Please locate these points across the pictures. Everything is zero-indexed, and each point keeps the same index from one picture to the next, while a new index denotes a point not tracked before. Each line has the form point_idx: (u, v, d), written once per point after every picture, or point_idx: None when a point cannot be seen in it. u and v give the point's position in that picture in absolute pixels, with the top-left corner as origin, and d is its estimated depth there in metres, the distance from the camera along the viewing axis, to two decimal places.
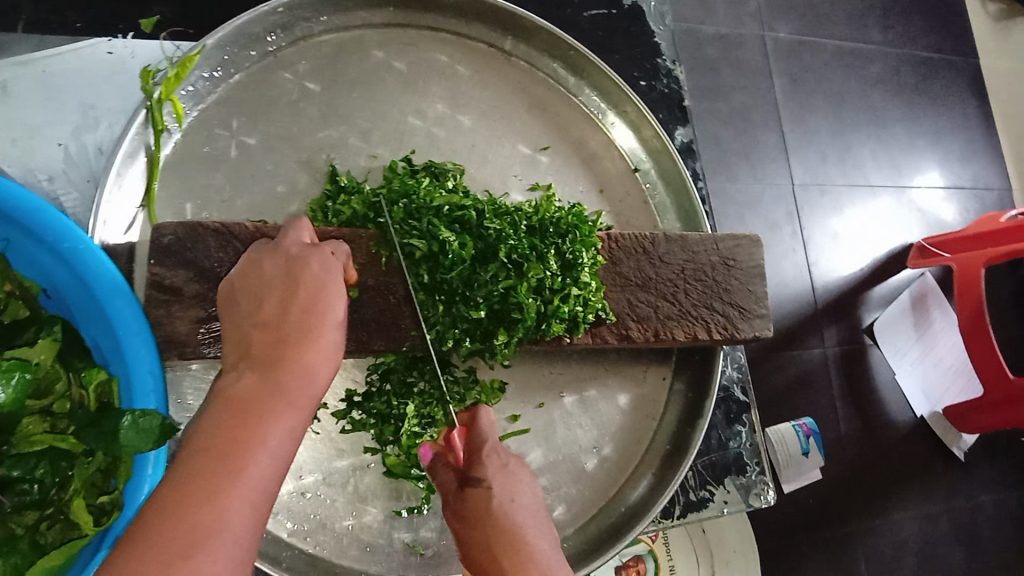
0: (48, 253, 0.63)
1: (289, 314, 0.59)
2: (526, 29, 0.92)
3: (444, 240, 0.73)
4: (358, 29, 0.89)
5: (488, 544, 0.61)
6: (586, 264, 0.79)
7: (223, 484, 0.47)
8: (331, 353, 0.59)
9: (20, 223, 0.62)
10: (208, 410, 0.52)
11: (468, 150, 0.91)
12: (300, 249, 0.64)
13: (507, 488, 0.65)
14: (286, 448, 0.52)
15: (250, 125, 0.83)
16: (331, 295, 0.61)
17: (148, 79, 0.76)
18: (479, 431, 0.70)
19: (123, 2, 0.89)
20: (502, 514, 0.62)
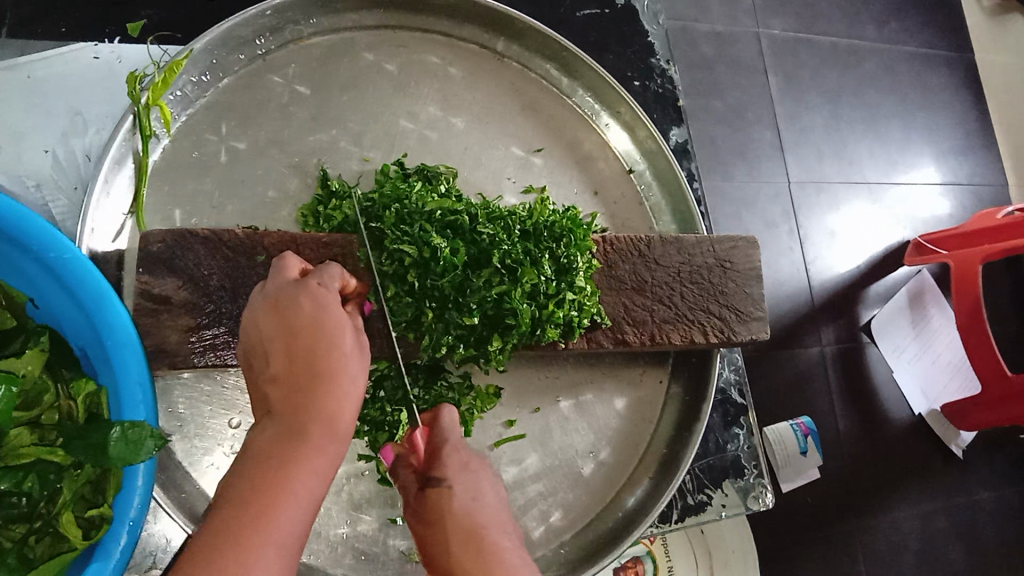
0: (34, 262, 0.62)
1: (299, 361, 0.59)
2: (518, 29, 0.91)
3: (435, 246, 0.72)
4: (348, 31, 0.88)
5: (448, 545, 0.60)
6: (580, 268, 0.79)
7: (249, 536, 0.49)
8: (353, 393, 0.59)
9: (4, 232, 0.61)
10: (239, 464, 0.55)
11: (461, 153, 0.90)
12: (293, 289, 0.62)
13: (470, 489, 0.65)
14: (315, 488, 0.55)
15: (239, 130, 0.82)
16: (340, 331, 0.61)
17: (135, 84, 0.74)
18: (440, 429, 0.70)
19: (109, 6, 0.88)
20: (464, 515, 0.62)
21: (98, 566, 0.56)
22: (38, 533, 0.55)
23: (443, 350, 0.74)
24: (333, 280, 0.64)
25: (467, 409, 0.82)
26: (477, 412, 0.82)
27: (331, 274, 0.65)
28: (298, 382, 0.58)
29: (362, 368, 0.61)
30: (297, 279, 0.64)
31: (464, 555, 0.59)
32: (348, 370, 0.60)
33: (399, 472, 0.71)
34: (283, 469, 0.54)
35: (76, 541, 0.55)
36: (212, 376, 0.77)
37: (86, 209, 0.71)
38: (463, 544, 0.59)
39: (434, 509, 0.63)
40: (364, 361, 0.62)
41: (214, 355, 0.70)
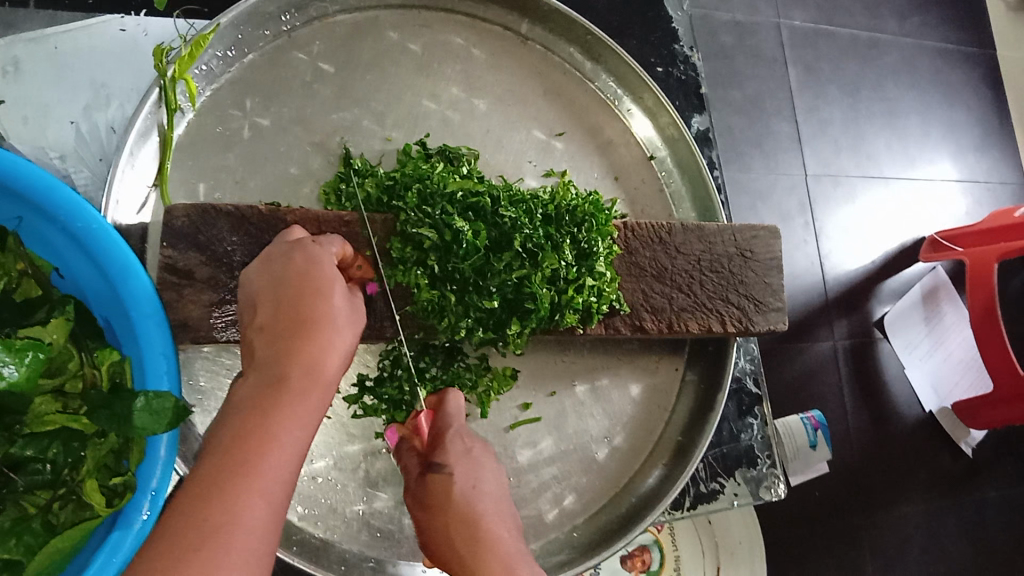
0: (60, 232, 0.63)
1: (286, 307, 0.61)
2: (542, 12, 0.91)
3: (458, 229, 0.72)
4: (372, 10, 0.88)
5: (445, 527, 0.66)
6: (601, 254, 0.79)
7: (238, 484, 0.50)
8: (339, 344, 0.61)
9: (31, 201, 0.61)
10: (226, 416, 0.56)
11: (483, 135, 0.90)
12: (286, 245, 0.65)
13: (473, 482, 0.69)
14: (296, 438, 0.55)
15: (262, 105, 0.82)
16: (329, 285, 0.63)
17: (161, 57, 0.74)
18: (445, 414, 0.74)
19: None
20: (466, 500, 0.67)
21: (121, 534, 0.56)
22: (61, 500, 0.56)
23: (464, 332, 0.74)
24: (331, 244, 0.68)
25: (484, 390, 0.82)
26: (494, 394, 0.82)
27: (329, 240, 0.68)
28: (285, 333, 0.60)
29: (350, 323, 0.63)
30: (292, 239, 0.66)
31: (468, 544, 0.64)
32: (333, 325, 0.62)
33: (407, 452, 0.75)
34: (268, 417, 0.55)
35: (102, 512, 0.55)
36: (232, 350, 0.77)
37: (114, 181, 0.71)
38: (459, 528, 0.65)
39: (437, 494, 0.68)
40: (352, 319, 0.64)
41: (236, 330, 0.70)
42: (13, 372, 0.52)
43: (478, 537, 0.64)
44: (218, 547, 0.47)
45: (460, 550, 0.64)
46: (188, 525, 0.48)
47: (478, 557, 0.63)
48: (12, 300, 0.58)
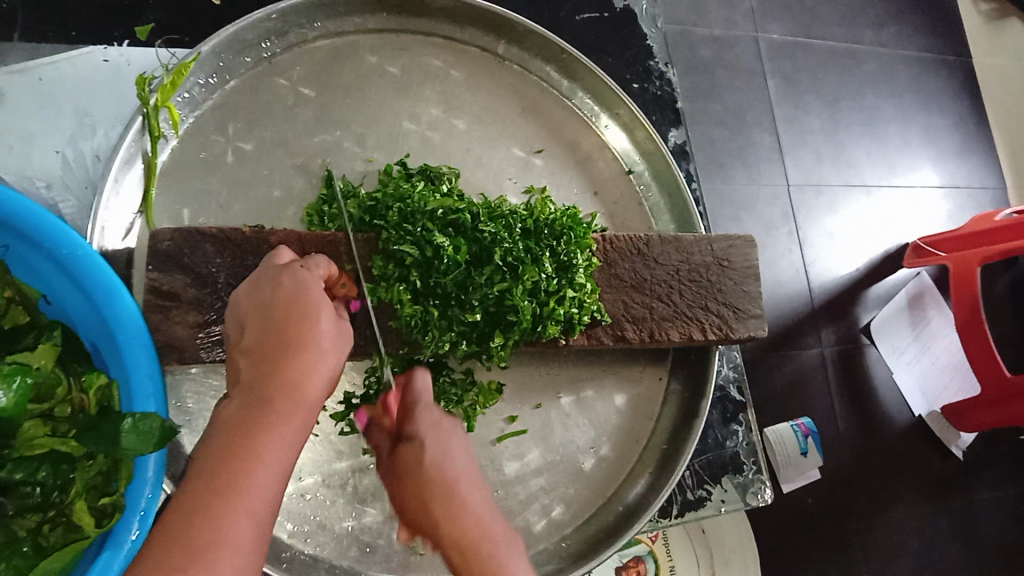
0: (47, 260, 0.64)
1: (272, 331, 0.63)
2: (519, 33, 0.93)
3: (438, 245, 0.74)
4: (351, 34, 0.90)
5: (420, 503, 0.63)
6: (580, 265, 0.80)
7: (222, 504, 0.51)
8: (322, 366, 0.62)
9: (17, 230, 0.63)
10: (211, 435, 0.57)
11: (463, 153, 0.92)
12: (274, 271, 0.67)
13: (445, 450, 0.67)
14: (280, 457, 0.56)
15: (245, 130, 0.84)
16: (314, 310, 0.64)
17: (143, 87, 0.74)
18: (411, 391, 0.74)
19: (120, 12, 0.90)
20: (441, 466, 0.65)
21: (110, 555, 0.57)
22: (51, 521, 0.57)
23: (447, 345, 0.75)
24: (316, 267, 0.69)
25: (470, 404, 0.83)
26: (480, 408, 0.84)
27: (315, 262, 0.70)
28: (269, 355, 0.61)
29: (334, 345, 0.64)
30: (279, 265, 0.68)
31: (445, 514, 0.61)
32: (317, 347, 0.62)
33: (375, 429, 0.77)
34: (252, 436, 0.56)
35: (91, 531, 0.57)
36: (219, 371, 0.78)
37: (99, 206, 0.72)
38: (435, 495, 0.63)
39: (410, 468, 0.66)
40: (336, 342, 0.65)
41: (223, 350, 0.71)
42: (2, 398, 0.52)
43: (454, 504, 0.62)
44: (203, 565, 0.48)
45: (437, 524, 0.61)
46: (172, 545, 0.49)
47: (455, 523, 0.61)
48: (0, 328, 0.60)
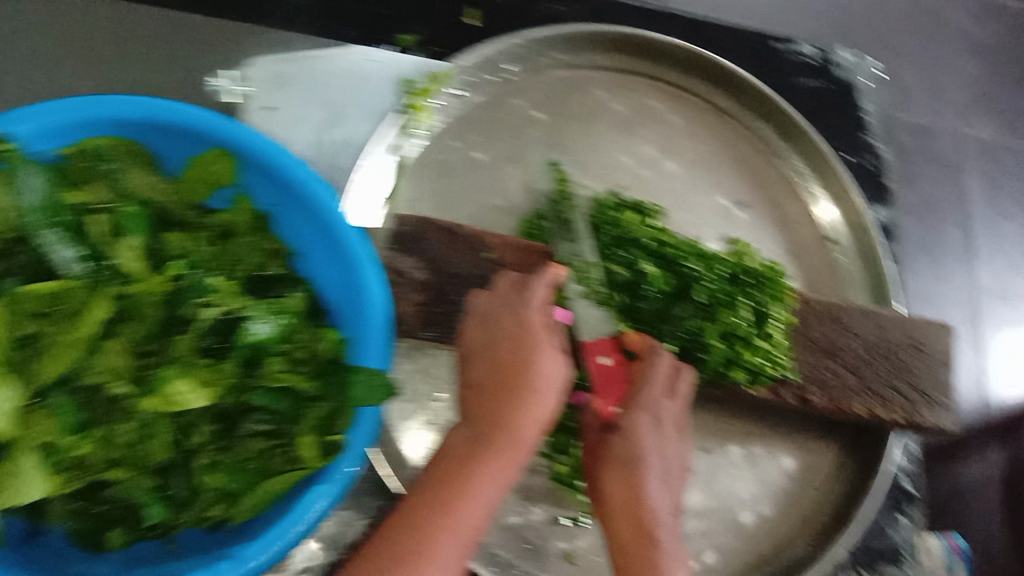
0: (309, 222, 0.72)
1: (499, 369, 0.68)
2: (743, 90, 0.94)
3: (645, 273, 0.78)
4: (585, 69, 0.92)
5: (615, 485, 0.71)
6: (777, 318, 0.81)
7: (440, 535, 0.60)
8: (541, 407, 0.67)
9: (291, 192, 0.71)
10: (435, 463, 0.65)
11: (671, 194, 0.90)
12: (506, 301, 0.72)
13: (656, 445, 0.73)
14: (492, 494, 0.63)
15: (476, 141, 0.87)
16: (536, 355, 0.69)
17: (404, 87, 0.83)
18: (642, 368, 0.74)
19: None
20: (638, 462, 0.72)
21: (321, 488, 0.64)
22: (275, 451, 0.66)
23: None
24: (540, 295, 0.72)
25: None
26: None
27: (541, 285, 0.73)
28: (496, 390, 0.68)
29: (556, 387, 0.69)
30: (513, 292, 0.73)
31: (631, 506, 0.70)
32: (539, 389, 0.68)
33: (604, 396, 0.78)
34: (473, 472, 0.63)
35: (311, 465, 0.64)
36: (423, 350, 0.81)
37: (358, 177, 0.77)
38: (626, 488, 0.71)
39: (618, 449, 0.72)
40: (557, 383, 0.69)
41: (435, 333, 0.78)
42: (257, 326, 0.65)
43: (640, 491, 0.70)
44: None
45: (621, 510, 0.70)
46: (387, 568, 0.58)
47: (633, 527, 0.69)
48: (266, 274, 0.71)
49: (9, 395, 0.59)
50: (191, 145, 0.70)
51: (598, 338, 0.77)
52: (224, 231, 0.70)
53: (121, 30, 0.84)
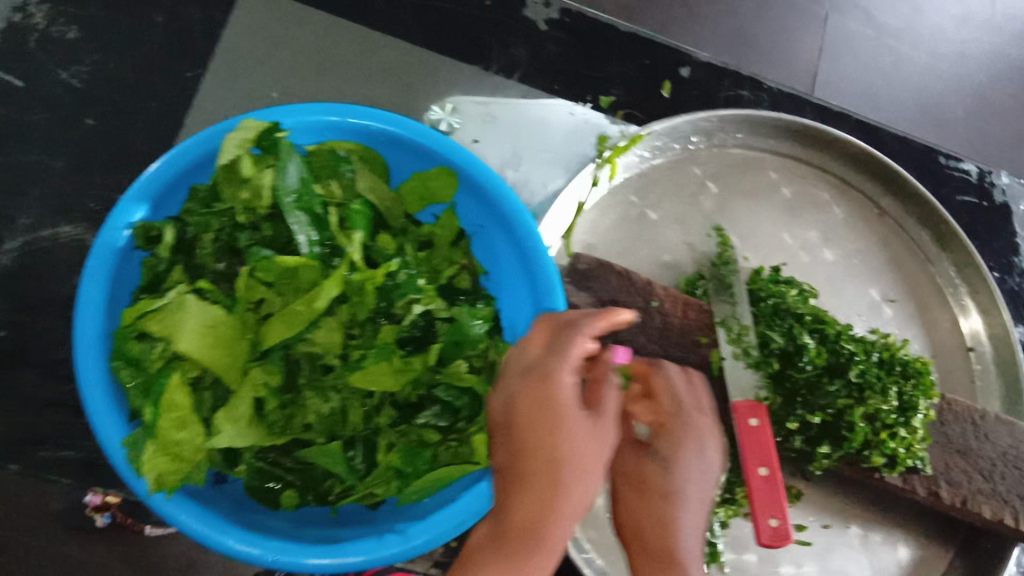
0: (508, 245, 0.79)
1: (526, 408, 0.66)
2: (908, 195, 0.98)
3: (803, 344, 0.82)
4: (762, 151, 0.98)
5: (656, 520, 0.74)
6: (920, 411, 0.84)
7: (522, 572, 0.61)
8: (582, 437, 0.66)
9: (498, 219, 0.79)
10: (502, 509, 0.65)
11: (825, 280, 0.96)
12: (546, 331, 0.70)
13: (689, 478, 0.75)
14: (558, 530, 0.63)
15: (654, 201, 0.93)
16: (552, 383, 0.67)
17: (603, 142, 0.90)
18: (753, 438, 0.79)
19: (568, 53, 0.96)
20: (676, 494, 0.74)
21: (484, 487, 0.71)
22: (445, 443, 0.74)
23: (792, 423, 0.82)
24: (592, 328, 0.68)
25: None
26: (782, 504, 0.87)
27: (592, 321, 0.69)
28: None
29: (591, 415, 0.68)
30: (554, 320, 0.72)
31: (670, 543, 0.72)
32: (584, 420, 0.67)
33: (744, 451, 0.80)
34: (542, 510, 0.64)
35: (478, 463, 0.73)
36: None
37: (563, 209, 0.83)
38: (661, 522, 0.74)
39: (658, 481, 0.76)
40: (590, 410, 0.69)
41: None
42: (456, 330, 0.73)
43: (670, 528, 0.73)
44: None
45: (659, 543, 0.72)
46: None
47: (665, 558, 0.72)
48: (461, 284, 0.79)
49: (240, 350, 0.69)
50: (421, 164, 0.79)
51: (749, 398, 0.81)
52: (428, 242, 0.79)
53: (358, 47, 0.91)
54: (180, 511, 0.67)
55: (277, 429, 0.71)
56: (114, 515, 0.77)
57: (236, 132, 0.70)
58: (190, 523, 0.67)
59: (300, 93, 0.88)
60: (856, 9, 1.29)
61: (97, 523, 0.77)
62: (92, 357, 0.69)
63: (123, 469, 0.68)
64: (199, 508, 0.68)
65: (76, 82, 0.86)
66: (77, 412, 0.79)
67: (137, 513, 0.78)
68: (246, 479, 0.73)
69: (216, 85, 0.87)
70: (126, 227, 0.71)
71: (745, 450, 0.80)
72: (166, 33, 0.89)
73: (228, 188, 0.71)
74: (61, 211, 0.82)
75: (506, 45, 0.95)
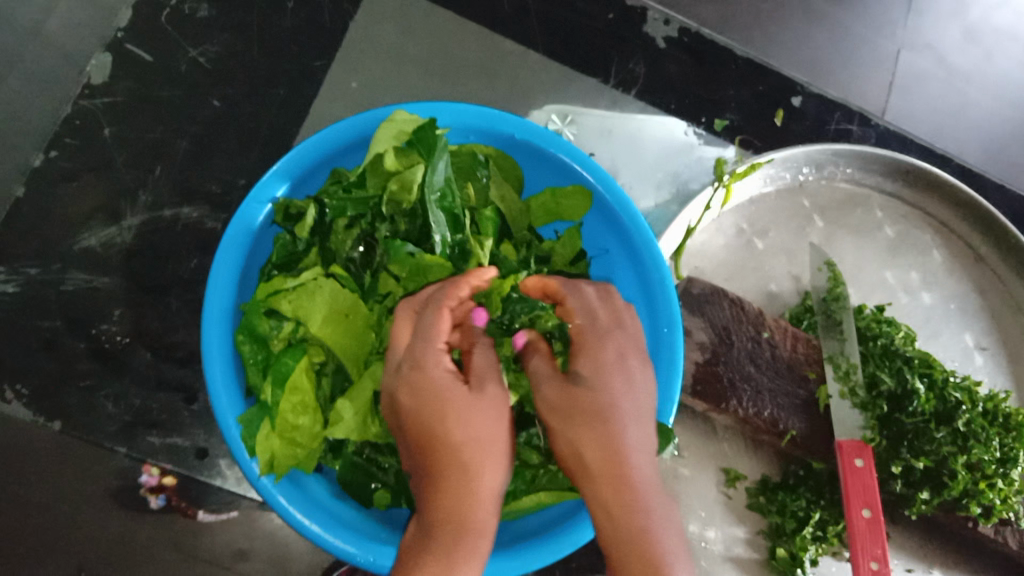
0: (633, 273, 0.77)
1: (416, 392, 0.56)
2: (1011, 247, 0.95)
3: (913, 388, 0.82)
4: (869, 189, 0.98)
5: (581, 443, 0.56)
6: (1020, 464, 0.82)
7: (454, 565, 0.51)
8: (474, 415, 0.56)
9: (627, 243, 0.77)
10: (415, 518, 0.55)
11: (921, 322, 0.95)
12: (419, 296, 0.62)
13: (623, 388, 0.58)
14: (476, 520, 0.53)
15: (763, 229, 0.93)
16: (413, 348, 0.58)
17: (722, 166, 0.86)
18: (851, 474, 0.78)
19: (693, 80, 0.99)
20: (616, 415, 0.57)
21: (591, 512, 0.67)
22: (547, 468, 0.71)
23: (898, 466, 0.81)
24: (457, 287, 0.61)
25: None
26: None
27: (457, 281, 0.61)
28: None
29: (476, 384, 0.58)
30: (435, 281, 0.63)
31: (611, 464, 0.55)
32: (474, 393, 0.57)
33: (845, 491, 0.79)
34: (460, 496, 0.53)
35: (585, 493, 0.69)
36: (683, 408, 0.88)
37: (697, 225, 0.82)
38: (603, 450, 0.55)
39: (578, 398, 0.57)
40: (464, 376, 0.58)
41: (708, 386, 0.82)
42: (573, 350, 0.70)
43: (613, 459, 0.55)
44: None
45: (598, 469, 0.55)
46: None
47: (624, 493, 0.54)
48: None
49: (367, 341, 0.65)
50: (557, 179, 0.79)
51: (855, 438, 0.80)
52: (546, 257, 0.76)
53: (491, 59, 0.96)
54: (285, 499, 0.62)
55: (389, 427, 0.65)
56: (169, 498, 0.79)
57: (392, 123, 0.69)
58: (293, 514, 0.62)
59: (433, 94, 0.94)
60: (928, 48, 1.13)
61: (153, 504, 0.79)
62: (217, 330, 0.64)
63: (233, 447, 0.62)
64: (303, 499, 0.63)
65: (202, 61, 0.90)
66: (189, 400, 0.81)
67: (188, 496, 0.79)
68: (342, 473, 0.68)
69: (350, 84, 0.92)
70: (269, 201, 0.69)
71: (848, 492, 0.78)
72: (294, 20, 0.93)
73: (374, 181, 0.70)
74: (186, 192, 0.86)
75: (626, 60, 0.98)
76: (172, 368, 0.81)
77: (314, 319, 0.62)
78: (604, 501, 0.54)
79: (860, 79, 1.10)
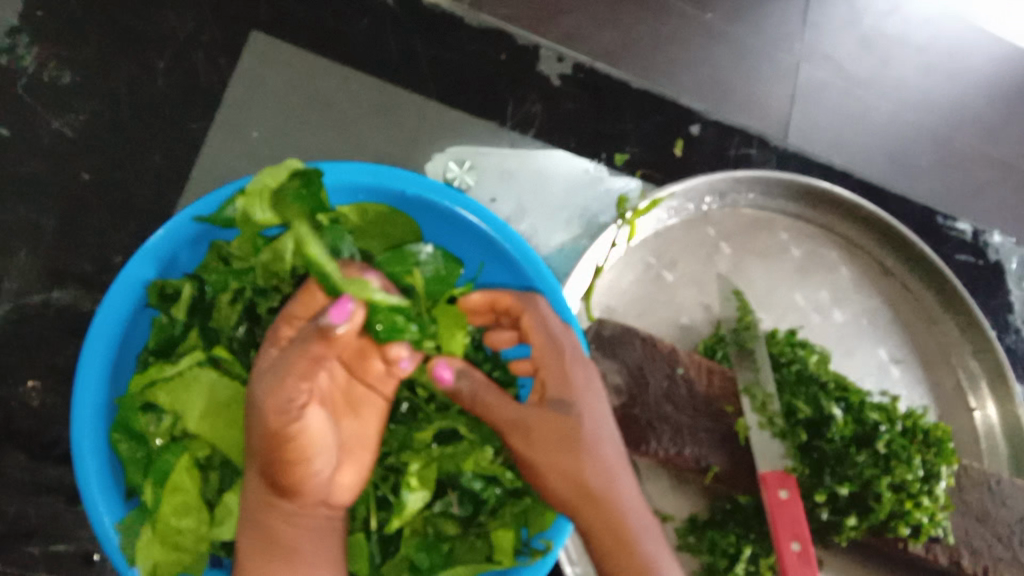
0: None
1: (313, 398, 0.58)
2: (916, 259, 0.97)
3: (830, 413, 0.80)
4: (772, 212, 0.98)
5: (574, 493, 0.59)
6: (942, 478, 0.81)
7: None
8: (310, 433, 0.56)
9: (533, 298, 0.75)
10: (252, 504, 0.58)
11: (837, 340, 0.95)
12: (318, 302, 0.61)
13: (591, 416, 0.62)
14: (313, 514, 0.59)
15: (670, 261, 0.93)
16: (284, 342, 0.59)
17: (625, 204, 0.83)
18: (775, 506, 0.76)
19: (588, 117, 0.98)
20: (583, 443, 0.60)
21: None
22: (463, 538, 0.69)
23: (821, 495, 0.79)
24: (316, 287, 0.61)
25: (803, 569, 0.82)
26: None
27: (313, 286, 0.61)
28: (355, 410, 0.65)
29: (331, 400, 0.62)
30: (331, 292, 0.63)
31: (581, 482, 0.59)
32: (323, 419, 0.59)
33: (774, 526, 0.76)
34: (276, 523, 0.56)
35: (505, 561, 0.67)
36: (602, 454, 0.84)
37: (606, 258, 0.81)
38: (596, 496, 0.59)
39: (549, 426, 0.61)
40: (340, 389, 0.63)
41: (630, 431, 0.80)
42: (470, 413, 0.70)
43: (604, 474, 0.59)
44: None
45: (570, 487, 0.60)
46: None
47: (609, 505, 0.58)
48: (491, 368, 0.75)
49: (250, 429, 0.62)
50: (460, 237, 0.77)
51: (778, 469, 0.78)
52: None
53: (381, 107, 0.93)
54: None
55: None
56: None
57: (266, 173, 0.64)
58: None
59: (323, 150, 0.91)
60: (827, 59, 1.13)
61: None
62: (92, 425, 0.62)
63: (113, 556, 0.60)
64: None
65: (68, 132, 0.86)
66: (70, 502, 0.76)
67: None
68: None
69: (234, 146, 0.89)
70: (139, 285, 0.65)
71: (776, 526, 0.76)
72: (167, 82, 0.89)
73: (247, 232, 0.65)
74: (56, 276, 0.81)
75: (523, 100, 0.97)
76: (48, 468, 0.77)
77: (191, 414, 0.61)
78: (590, 512, 0.59)
79: (759, 95, 1.08)
